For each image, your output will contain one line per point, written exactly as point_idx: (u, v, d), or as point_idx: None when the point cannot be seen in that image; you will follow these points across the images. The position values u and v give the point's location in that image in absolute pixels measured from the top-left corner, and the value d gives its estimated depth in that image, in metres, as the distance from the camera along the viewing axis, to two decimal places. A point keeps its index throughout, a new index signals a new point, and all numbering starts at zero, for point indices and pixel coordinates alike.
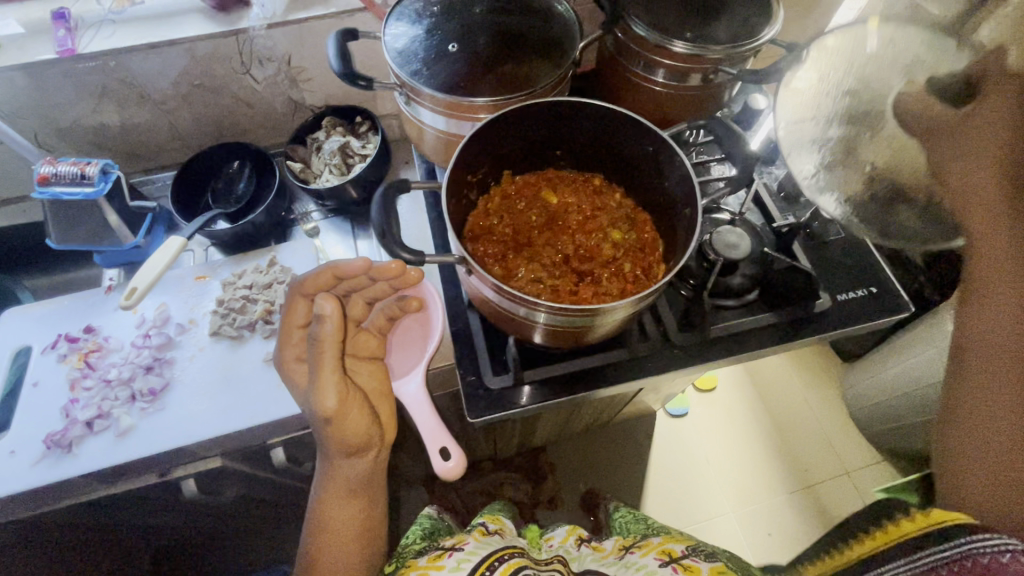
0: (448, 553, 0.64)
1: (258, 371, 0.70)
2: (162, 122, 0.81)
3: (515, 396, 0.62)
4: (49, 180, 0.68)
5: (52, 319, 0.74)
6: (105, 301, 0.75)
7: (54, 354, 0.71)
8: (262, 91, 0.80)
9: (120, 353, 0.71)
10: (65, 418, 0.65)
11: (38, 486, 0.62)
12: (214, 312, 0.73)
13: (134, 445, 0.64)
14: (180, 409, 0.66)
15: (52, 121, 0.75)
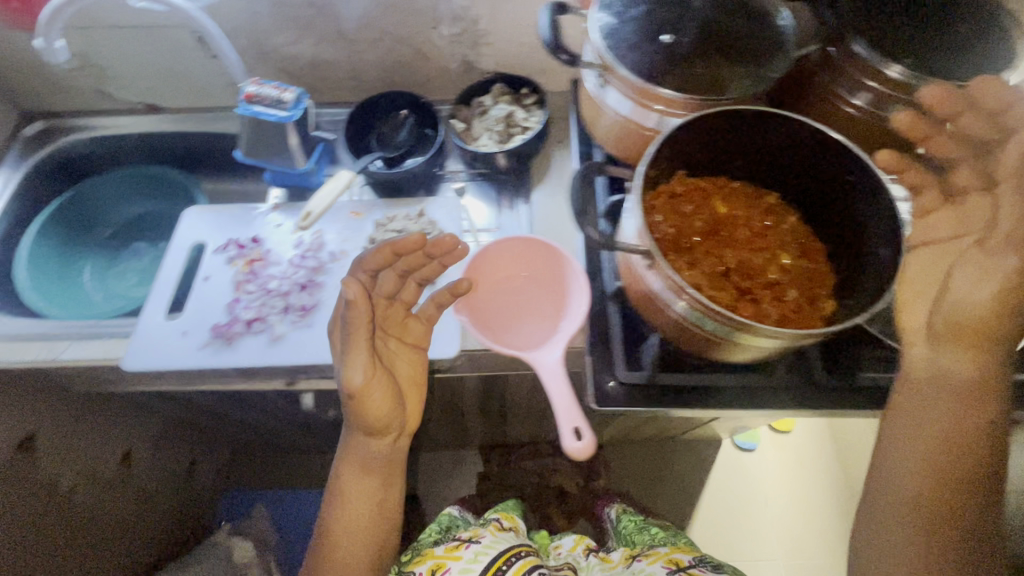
0: (466, 545, 0.88)
1: None
2: (346, 62, 0.85)
3: (644, 395, 0.61)
4: (253, 99, 0.74)
5: (224, 223, 0.81)
6: (269, 215, 0.82)
7: (223, 255, 0.79)
8: (442, 48, 0.83)
9: (278, 267, 0.77)
10: (230, 313, 0.73)
11: (202, 367, 0.69)
12: (364, 248, 0.78)
13: (283, 352, 0.70)
14: (325, 330, 0.72)
15: (259, 44, 0.81)
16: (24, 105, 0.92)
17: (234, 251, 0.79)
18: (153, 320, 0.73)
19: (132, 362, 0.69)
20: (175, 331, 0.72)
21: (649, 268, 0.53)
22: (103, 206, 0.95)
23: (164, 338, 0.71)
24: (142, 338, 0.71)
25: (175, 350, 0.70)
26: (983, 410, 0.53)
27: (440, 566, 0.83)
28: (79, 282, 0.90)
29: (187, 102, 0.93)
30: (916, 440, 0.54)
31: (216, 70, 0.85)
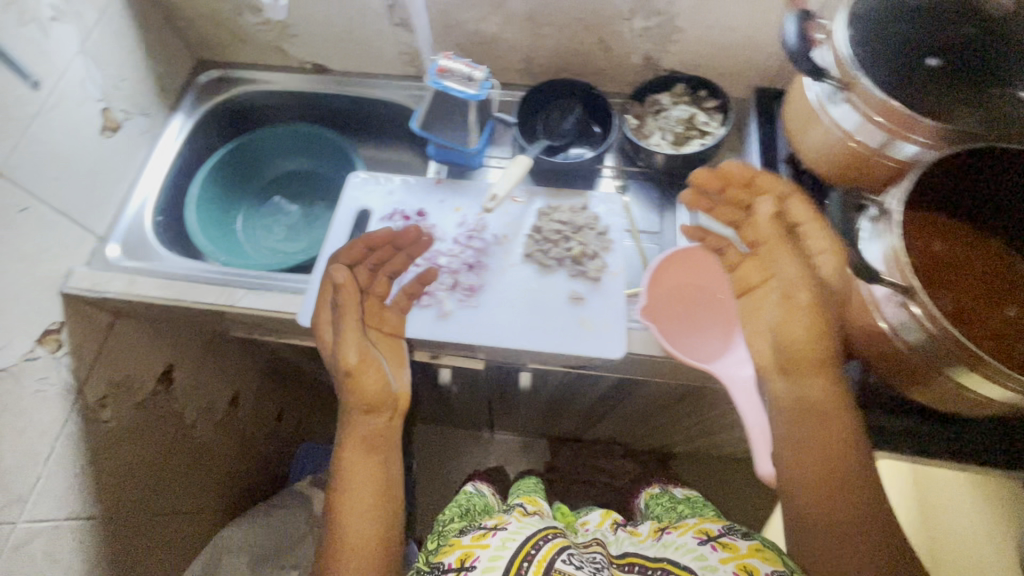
0: (492, 533, 0.71)
1: (561, 303, 0.73)
2: (525, 44, 0.84)
3: None
4: (445, 74, 0.74)
5: (390, 193, 0.83)
6: (432, 190, 0.83)
7: (390, 225, 0.80)
8: (628, 40, 0.80)
9: (443, 244, 0.78)
10: (399, 284, 0.75)
11: (373, 333, 0.71)
12: (529, 236, 0.78)
13: (451, 330, 0.72)
14: (490, 312, 0.73)
15: (445, 18, 0.81)
16: (201, 53, 0.95)
17: (400, 222, 0.81)
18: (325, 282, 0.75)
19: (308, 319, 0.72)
20: (347, 294, 0.74)
21: (890, 301, 0.51)
22: (260, 159, 0.98)
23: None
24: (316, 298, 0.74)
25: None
26: (836, 423, 0.56)
27: (467, 557, 0.67)
28: (236, 231, 0.94)
29: (354, 67, 0.94)
30: (835, 469, 0.56)
31: (394, 39, 0.86)
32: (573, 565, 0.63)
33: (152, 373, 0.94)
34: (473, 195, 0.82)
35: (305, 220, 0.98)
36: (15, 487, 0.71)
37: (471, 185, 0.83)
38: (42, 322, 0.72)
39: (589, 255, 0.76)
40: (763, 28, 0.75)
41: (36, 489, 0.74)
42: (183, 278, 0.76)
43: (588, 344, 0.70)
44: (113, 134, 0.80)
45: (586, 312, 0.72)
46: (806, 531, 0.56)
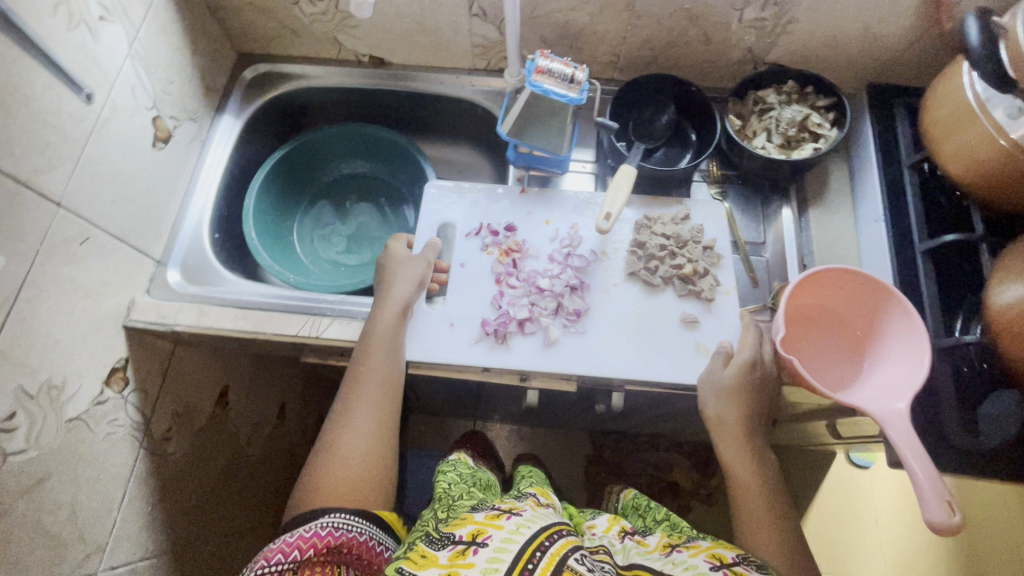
0: (507, 516, 0.59)
1: (672, 326, 0.69)
2: (617, 36, 0.76)
3: (983, 463, 0.57)
4: (543, 75, 0.66)
5: (474, 205, 0.76)
6: (518, 201, 0.76)
7: (478, 241, 0.74)
8: (734, 32, 0.73)
9: (539, 262, 0.72)
10: (497, 310, 0.69)
11: (478, 366, 0.66)
12: (631, 251, 0.72)
13: (561, 359, 0.67)
14: (600, 339, 0.68)
15: (532, 8, 0.72)
16: (244, 45, 0.85)
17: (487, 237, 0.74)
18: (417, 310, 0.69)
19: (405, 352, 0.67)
20: (444, 322, 0.68)
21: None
22: (315, 164, 0.90)
23: (433, 330, 0.68)
24: (411, 327, 0.68)
25: (446, 342, 0.67)
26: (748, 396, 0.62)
27: (481, 533, 0.56)
28: (292, 243, 0.87)
29: (416, 60, 0.85)
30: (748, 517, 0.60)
31: (468, 30, 0.77)
32: (586, 566, 0.52)
33: (211, 397, 0.88)
34: (562, 205, 0.76)
35: (363, 229, 0.91)
36: (93, 538, 0.66)
37: (559, 194, 0.77)
38: (109, 361, 0.66)
39: (701, 272, 0.70)
40: (891, 18, 0.68)
41: (112, 536, 0.69)
42: (256, 306, 0.70)
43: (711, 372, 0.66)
44: (165, 146, 0.72)
45: (702, 336, 0.68)
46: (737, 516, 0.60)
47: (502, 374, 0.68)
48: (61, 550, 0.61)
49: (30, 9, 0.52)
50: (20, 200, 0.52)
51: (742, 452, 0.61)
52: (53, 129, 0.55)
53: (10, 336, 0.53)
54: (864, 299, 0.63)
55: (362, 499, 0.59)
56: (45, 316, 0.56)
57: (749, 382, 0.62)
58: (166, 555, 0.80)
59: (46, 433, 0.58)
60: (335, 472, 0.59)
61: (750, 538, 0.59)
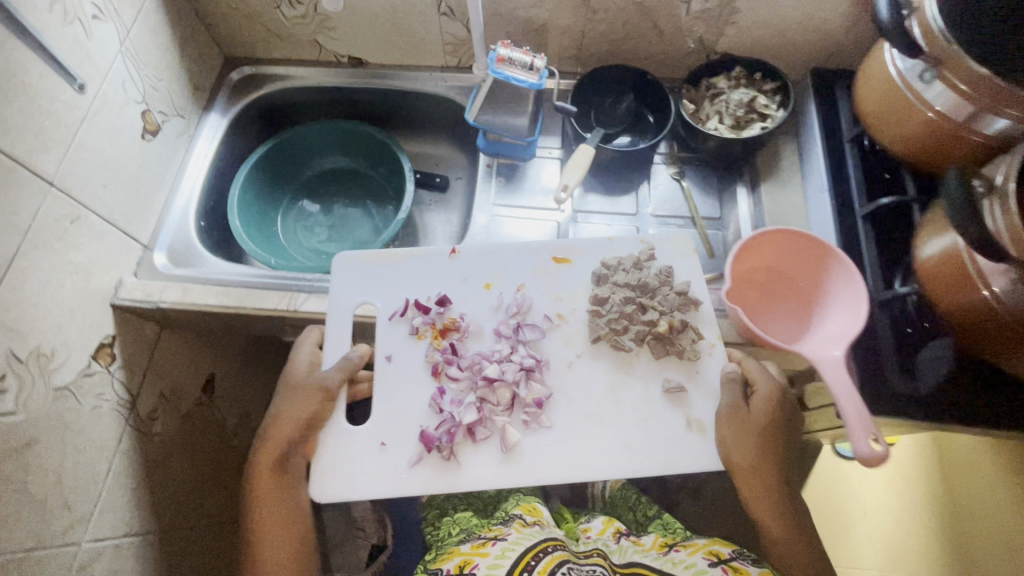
0: (492, 542, 0.67)
1: (651, 406, 0.67)
2: (576, 31, 0.82)
3: (923, 408, 0.59)
4: (504, 63, 0.72)
5: (398, 277, 0.74)
6: (450, 266, 0.74)
7: (407, 326, 0.71)
8: (684, 24, 0.79)
9: (482, 342, 0.70)
10: (436, 413, 0.67)
11: (425, 486, 0.64)
12: (591, 314, 0.71)
13: (525, 464, 0.65)
14: (567, 433, 0.66)
15: (495, 5, 0.78)
16: (231, 50, 0.92)
17: (418, 316, 0.72)
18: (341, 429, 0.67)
19: (333, 489, 0.64)
20: (374, 442, 0.66)
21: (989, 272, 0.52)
22: (298, 160, 0.95)
23: (363, 452, 0.66)
24: (342, 449, 0.66)
25: (379, 465, 0.65)
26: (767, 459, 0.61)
27: (468, 563, 0.64)
28: (276, 234, 0.91)
29: (391, 59, 0.91)
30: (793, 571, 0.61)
31: (439, 28, 0.83)
32: None
33: (197, 383, 0.91)
34: (500, 265, 0.74)
35: (344, 219, 0.95)
36: (79, 508, 0.68)
37: (495, 252, 0.75)
38: (97, 336, 0.69)
39: (680, 326, 0.68)
40: (826, 6, 0.74)
41: (97, 507, 0.72)
42: (238, 283, 0.74)
43: (697, 458, 0.65)
44: (153, 138, 0.77)
45: (689, 411, 0.67)
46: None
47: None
48: (46, 515, 0.64)
49: (29, 5, 0.58)
50: (16, 176, 0.57)
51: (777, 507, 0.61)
52: (48, 114, 0.60)
53: (3, 300, 0.57)
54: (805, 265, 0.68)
55: None
56: (36, 285, 0.61)
57: (776, 417, 0.62)
58: (151, 535, 0.82)
59: (35, 397, 0.61)
60: None
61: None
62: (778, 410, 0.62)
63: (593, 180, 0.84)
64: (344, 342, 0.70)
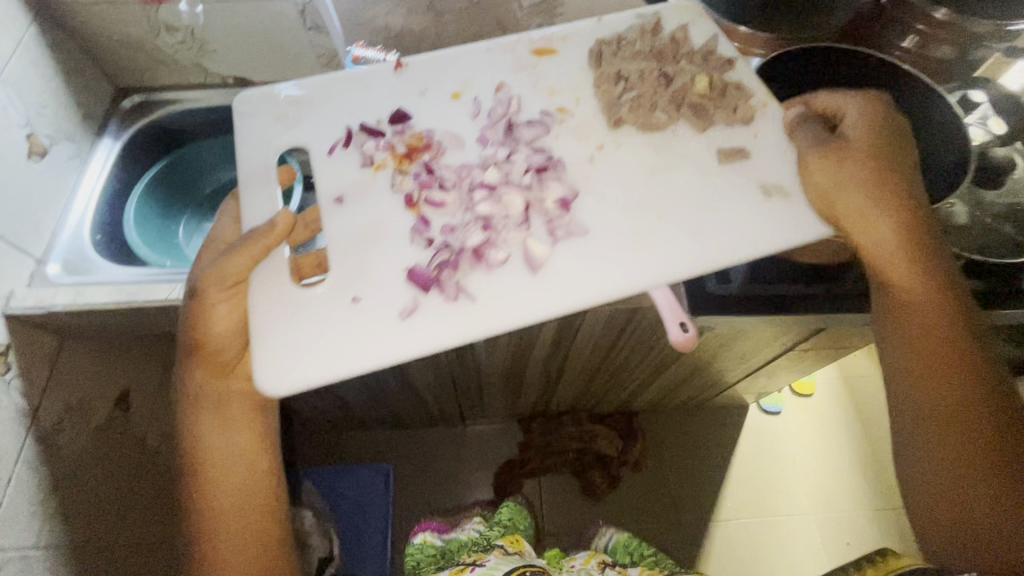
0: (471, 567, 0.74)
1: (689, 189, 0.69)
2: (431, 34, 0.94)
3: (734, 302, 0.71)
4: (359, 60, 0.84)
5: (346, 104, 0.74)
6: (402, 80, 0.75)
7: (359, 156, 0.72)
8: (520, 19, 0.92)
9: (465, 152, 0.72)
10: (426, 249, 0.67)
11: (442, 332, 0.63)
12: (598, 98, 0.73)
13: (552, 278, 0.65)
14: (608, 235, 0.67)
15: (354, 17, 0.89)
16: (120, 81, 0.98)
17: (369, 142, 0.73)
18: (278, 302, 0.65)
19: (284, 384, 0.62)
20: (345, 298, 0.65)
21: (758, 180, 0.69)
22: (195, 176, 1.01)
23: (336, 308, 0.64)
24: (316, 317, 0.64)
25: (362, 317, 0.64)
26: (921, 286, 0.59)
27: None
28: (178, 245, 0.96)
29: (274, 76, 1.00)
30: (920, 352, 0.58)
31: (309, 43, 0.93)
32: None
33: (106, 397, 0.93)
34: (468, 71, 0.76)
35: None
36: None
37: (457, 60, 0.76)
38: None
39: (733, 82, 0.73)
40: None
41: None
42: (130, 281, 0.79)
43: (802, 219, 0.66)
44: (40, 159, 0.82)
45: (757, 177, 0.69)
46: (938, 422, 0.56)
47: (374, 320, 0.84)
48: None
49: None
50: None
51: (915, 268, 0.59)
52: None
53: None
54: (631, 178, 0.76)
55: None
56: None
57: (878, 137, 0.62)
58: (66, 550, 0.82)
59: None
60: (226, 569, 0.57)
61: (931, 390, 0.57)
62: (874, 155, 0.61)
63: None
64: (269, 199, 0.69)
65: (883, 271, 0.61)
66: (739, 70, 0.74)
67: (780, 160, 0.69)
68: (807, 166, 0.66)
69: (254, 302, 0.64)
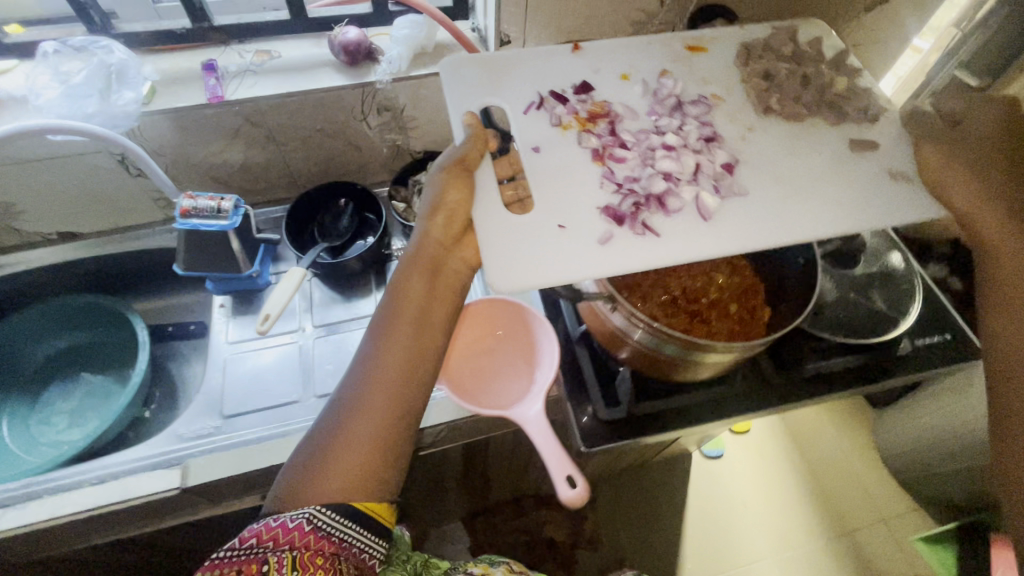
0: None
1: (847, 156, 0.64)
2: (278, 162, 0.86)
3: (624, 428, 0.66)
4: (189, 213, 0.73)
5: (536, 74, 0.69)
6: (577, 61, 0.70)
7: (547, 116, 0.67)
8: (373, 137, 0.87)
9: (639, 121, 0.67)
10: (611, 190, 0.63)
11: (613, 265, 0.59)
12: (747, 83, 0.68)
13: (726, 227, 0.61)
14: (765, 194, 0.63)
15: (185, 158, 0.81)
16: None
17: (557, 108, 0.67)
18: (492, 206, 0.62)
19: (503, 283, 0.58)
20: (553, 224, 0.61)
21: (612, 311, 0.60)
22: (22, 350, 0.87)
23: (542, 233, 0.61)
24: (519, 234, 0.60)
25: (568, 246, 0.60)
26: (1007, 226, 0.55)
27: None
28: (3, 442, 0.81)
29: (108, 224, 0.89)
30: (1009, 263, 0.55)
31: (142, 188, 0.83)
32: None
33: None
34: (635, 58, 0.71)
35: (88, 399, 0.87)
36: None
37: (623, 48, 0.72)
38: None
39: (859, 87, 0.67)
40: None
41: None
42: None
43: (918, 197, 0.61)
44: None
45: (887, 162, 0.63)
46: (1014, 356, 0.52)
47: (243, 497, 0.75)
48: None
49: None
50: None
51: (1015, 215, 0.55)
52: None
53: None
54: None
55: (357, 488, 0.55)
56: None
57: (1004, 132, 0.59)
58: None
59: None
60: (354, 447, 0.56)
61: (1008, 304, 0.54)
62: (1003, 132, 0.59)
63: (336, 291, 0.87)
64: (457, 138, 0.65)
65: (979, 221, 0.57)
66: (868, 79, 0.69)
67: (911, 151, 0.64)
68: (922, 151, 0.62)
69: (473, 200, 0.62)
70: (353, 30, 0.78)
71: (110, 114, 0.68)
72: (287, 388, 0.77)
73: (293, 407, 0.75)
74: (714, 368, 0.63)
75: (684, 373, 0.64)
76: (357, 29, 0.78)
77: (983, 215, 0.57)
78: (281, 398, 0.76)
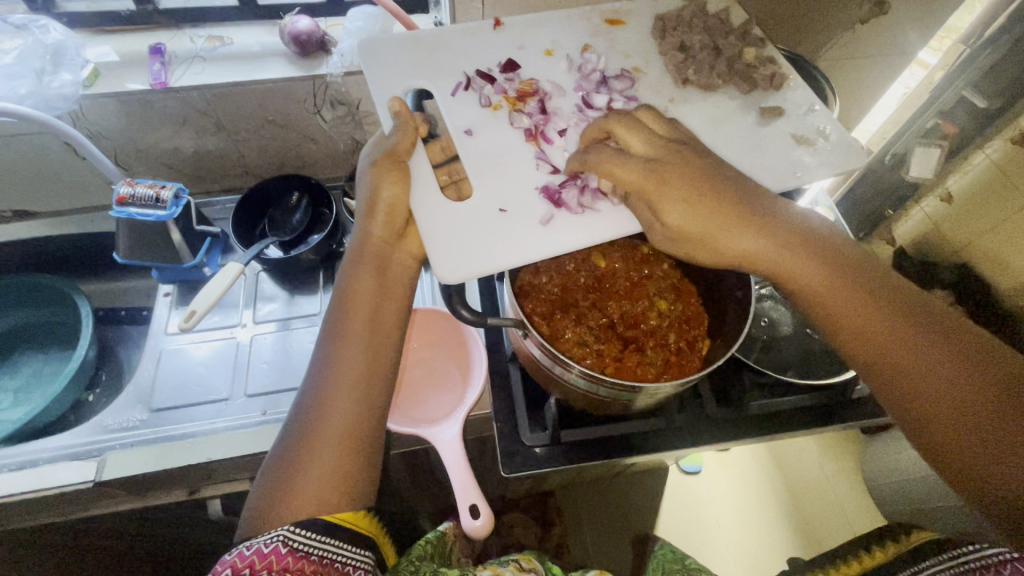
0: None
1: (767, 134, 0.63)
2: (232, 151, 0.84)
3: (549, 455, 0.63)
4: (126, 201, 0.72)
5: (462, 51, 0.66)
6: (500, 37, 0.67)
7: (476, 97, 0.64)
8: (328, 130, 0.84)
9: (567, 96, 0.64)
10: (540, 166, 0.61)
11: (557, 244, 0.58)
12: (669, 58, 0.66)
13: None
14: None
15: (133, 143, 0.79)
16: None
17: (485, 87, 0.65)
18: (428, 192, 0.59)
19: (448, 271, 0.56)
20: (492, 209, 0.59)
21: (527, 339, 0.58)
22: None
23: (483, 219, 0.59)
24: (461, 229, 0.58)
25: (509, 229, 0.58)
26: (833, 278, 0.48)
27: None
28: None
29: (61, 204, 0.88)
30: (859, 334, 0.47)
31: (91, 171, 0.82)
32: None
33: None
34: (556, 32, 0.68)
35: (35, 379, 0.87)
36: None
37: (543, 21, 0.69)
38: None
39: (765, 58, 0.67)
40: None
41: None
42: None
43: (848, 155, 0.62)
44: None
45: (794, 127, 0.64)
46: (927, 432, 0.43)
47: (169, 492, 0.74)
48: None
49: None
50: None
51: (823, 268, 0.49)
52: None
53: None
54: (452, 289, 0.54)
55: (332, 500, 0.51)
56: None
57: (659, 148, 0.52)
58: None
59: None
60: (315, 462, 0.52)
61: (894, 375, 0.45)
62: (672, 156, 0.51)
63: (284, 287, 0.85)
64: (387, 127, 0.62)
65: (810, 290, 0.49)
66: (784, 69, 0.66)
67: (814, 118, 0.64)
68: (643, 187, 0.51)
69: (411, 194, 0.58)
70: (305, 20, 0.75)
71: (43, 96, 0.67)
72: (217, 383, 0.76)
73: (222, 405, 0.75)
74: (648, 402, 0.59)
75: (615, 406, 0.60)
76: (309, 19, 0.75)
77: (814, 284, 0.49)
78: (211, 394, 0.75)
